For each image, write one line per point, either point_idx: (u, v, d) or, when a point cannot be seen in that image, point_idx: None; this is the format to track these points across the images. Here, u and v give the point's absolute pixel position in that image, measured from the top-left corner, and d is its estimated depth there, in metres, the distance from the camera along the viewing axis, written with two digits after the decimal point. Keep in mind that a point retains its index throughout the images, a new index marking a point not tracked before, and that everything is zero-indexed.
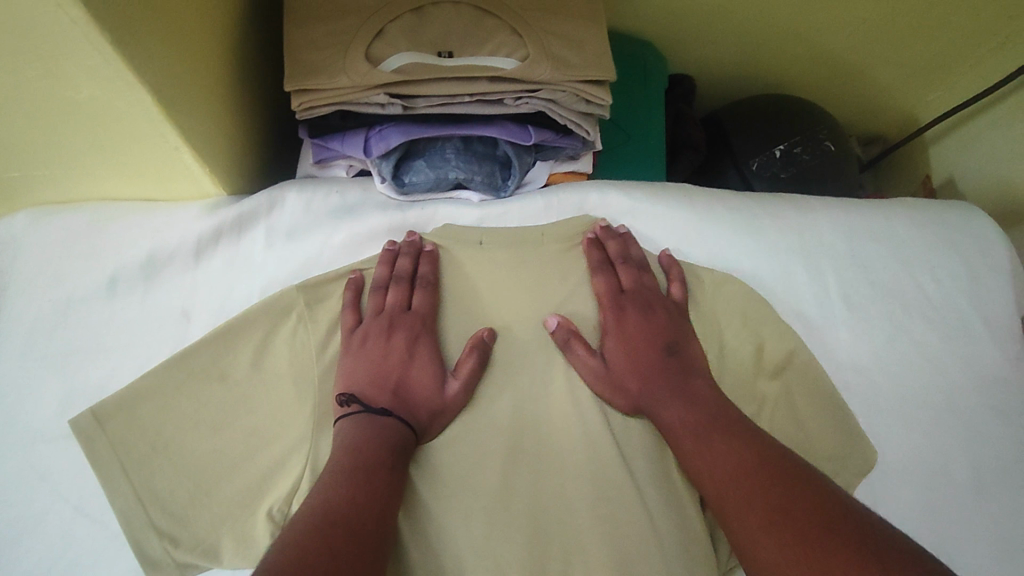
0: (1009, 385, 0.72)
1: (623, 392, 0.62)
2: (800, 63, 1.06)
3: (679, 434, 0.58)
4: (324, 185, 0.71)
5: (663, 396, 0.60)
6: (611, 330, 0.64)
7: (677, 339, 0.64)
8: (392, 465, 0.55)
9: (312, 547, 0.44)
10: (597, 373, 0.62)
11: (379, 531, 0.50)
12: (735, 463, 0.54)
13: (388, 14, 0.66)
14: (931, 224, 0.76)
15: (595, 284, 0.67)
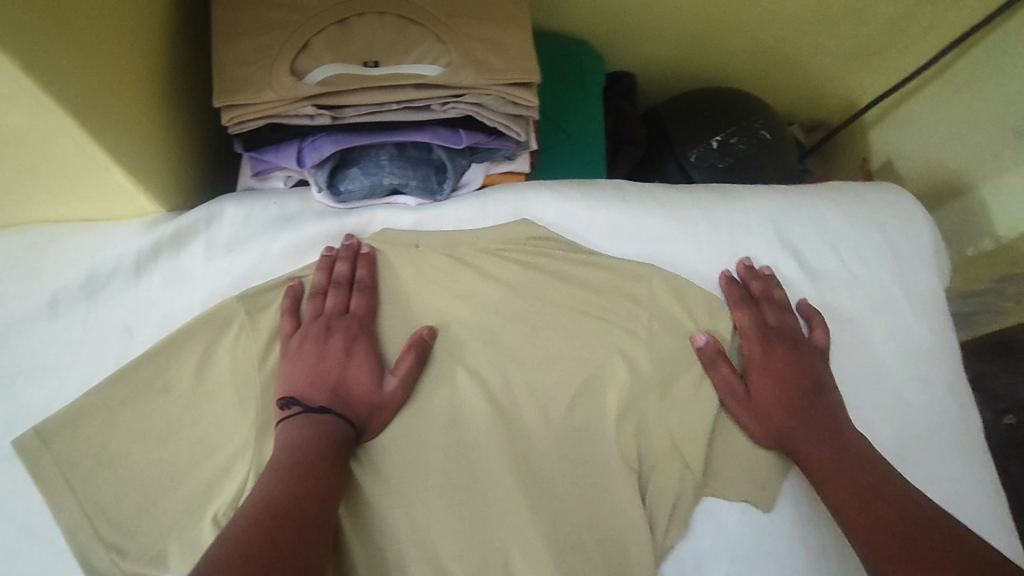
0: (933, 356, 0.75)
1: (765, 420, 0.66)
2: (737, 57, 1.08)
3: (823, 472, 0.62)
4: (261, 196, 0.73)
5: (806, 429, 0.64)
6: (756, 362, 0.68)
7: (818, 378, 0.68)
8: (333, 460, 0.56)
9: (253, 540, 0.47)
10: (741, 401, 0.66)
11: (322, 524, 0.52)
12: (883, 508, 0.57)
13: (314, 27, 0.68)
14: (855, 206, 0.79)
15: (739, 315, 0.71)
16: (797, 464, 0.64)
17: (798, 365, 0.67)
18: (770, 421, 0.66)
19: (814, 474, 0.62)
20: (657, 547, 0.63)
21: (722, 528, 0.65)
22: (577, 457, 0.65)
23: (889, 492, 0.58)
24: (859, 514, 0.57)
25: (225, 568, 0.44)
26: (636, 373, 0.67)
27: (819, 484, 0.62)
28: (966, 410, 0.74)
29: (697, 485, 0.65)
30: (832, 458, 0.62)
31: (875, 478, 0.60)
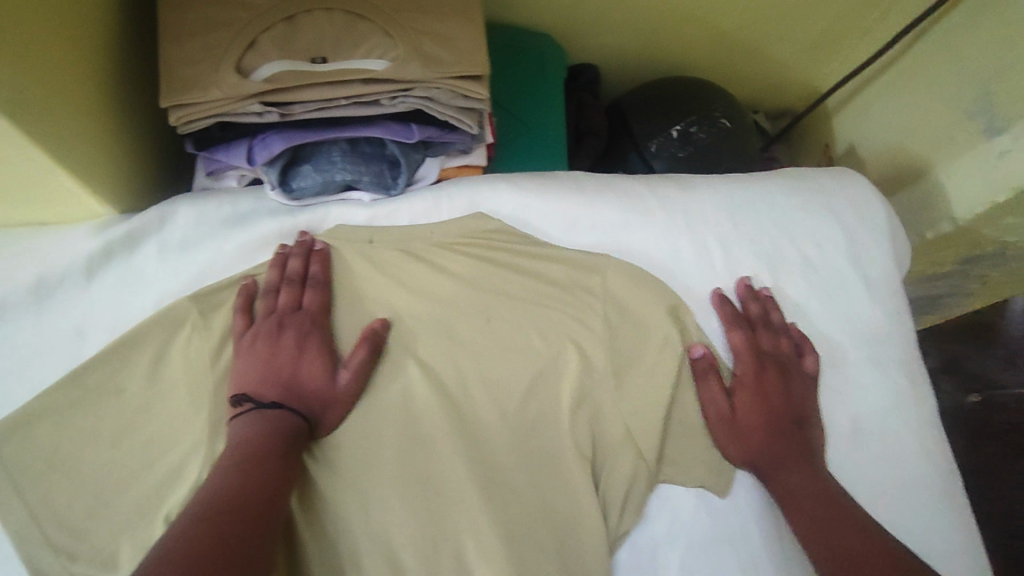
0: (888, 338, 0.75)
1: (748, 443, 0.66)
2: (700, 46, 1.09)
3: (799, 503, 0.63)
4: (215, 196, 0.72)
5: (782, 456, 0.65)
6: (745, 384, 0.69)
7: (803, 408, 0.69)
8: (284, 452, 0.56)
9: (194, 535, 0.47)
10: (725, 421, 0.67)
11: (269, 518, 0.51)
12: (858, 550, 0.57)
13: (261, 25, 0.67)
14: (811, 191, 0.79)
15: (732, 336, 0.71)
16: (767, 489, 0.66)
17: (787, 393, 0.68)
18: (752, 443, 0.66)
19: (789, 505, 0.63)
20: (610, 530, 0.64)
21: (675, 513, 0.66)
22: (532, 447, 0.65)
23: (866, 533, 0.59)
24: (831, 554, 0.58)
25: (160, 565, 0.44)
26: (592, 363, 0.68)
27: (793, 514, 0.63)
28: (922, 391, 0.74)
29: (650, 471, 0.66)
30: (808, 493, 0.63)
31: (854, 519, 0.60)
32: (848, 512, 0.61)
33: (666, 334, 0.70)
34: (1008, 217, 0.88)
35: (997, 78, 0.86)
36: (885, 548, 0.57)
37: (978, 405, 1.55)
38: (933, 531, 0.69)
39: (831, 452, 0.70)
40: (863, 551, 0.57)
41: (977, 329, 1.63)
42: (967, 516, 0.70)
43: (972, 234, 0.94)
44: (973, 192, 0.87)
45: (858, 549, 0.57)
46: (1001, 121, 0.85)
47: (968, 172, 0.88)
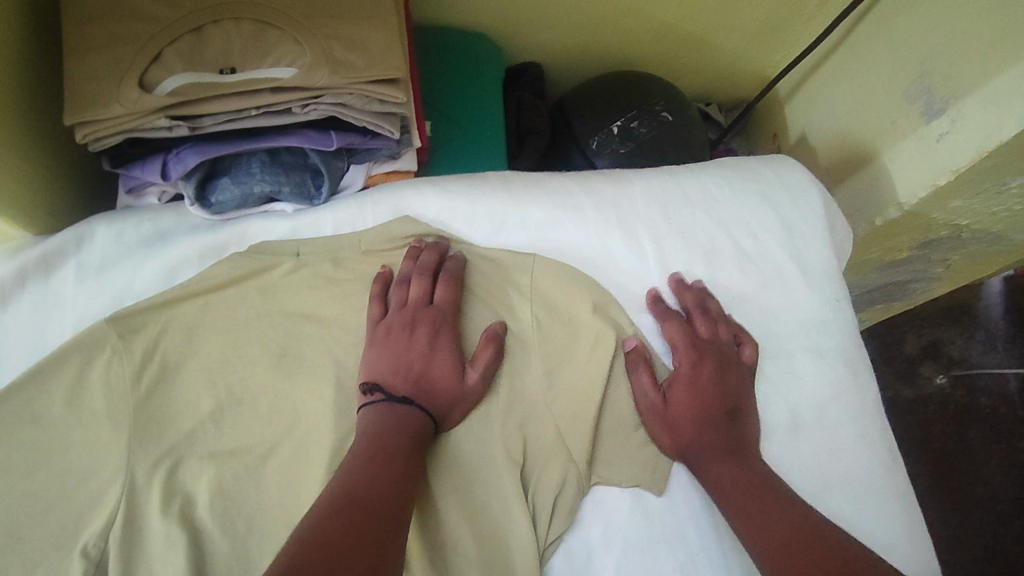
0: (824, 326, 0.75)
1: (679, 437, 0.65)
2: (642, 39, 1.08)
3: (732, 498, 0.61)
4: (134, 215, 0.71)
5: (717, 448, 0.64)
6: (678, 377, 0.67)
7: (741, 398, 0.67)
8: (412, 451, 0.58)
9: (335, 525, 0.48)
10: (658, 417, 0.66)
11: (402, 520, 0.52)
12: (791, 544, 0.55)
13: (166, 37, 0.65)
14: (743, 181, 0.79)
15: (669, 329, 0.69)
16: (702, 483, 0.64)
17: (724, 384, 0.67)
18: (683, 438, 0.65)
19: (722, 500, 0.61)
20: (544, 536, 0.63)
21: (610, 516, 0.65)
22: (462, 455, 0.64)
23: (799, 526, 0.57)
24: (768, 551, 0.56)
25: (305, 551, 0.45)
26: (523, 366, 0.68)
27: (727, 510, 0.61)
28: (861, 379, 0.73)
29: (582, 473, 0.65)
30: (739, 487, 0.61)
31: (787, 511, 0.58)
32: (786, 503, 0.59)
33: (599, 335, 0.68)
34: (954, 199, 0.87)
35: (934, 59, 0.85)
36: (818, 540, 0.55)
37: (951, 387, 1.54)
38: (879, 521, 0.67)
39: (768, 445, 0.69)
40: (797, 543, 0.55)
41: (953, 312, 1.61)
42: (913, 506, 0.69)
43: (921, 218, 0.92)
44: (916, 173, 0.86)
45: (791, 541, 0.56)
46: (938, 102, 0.83)
47: (911, 154, 0.87)
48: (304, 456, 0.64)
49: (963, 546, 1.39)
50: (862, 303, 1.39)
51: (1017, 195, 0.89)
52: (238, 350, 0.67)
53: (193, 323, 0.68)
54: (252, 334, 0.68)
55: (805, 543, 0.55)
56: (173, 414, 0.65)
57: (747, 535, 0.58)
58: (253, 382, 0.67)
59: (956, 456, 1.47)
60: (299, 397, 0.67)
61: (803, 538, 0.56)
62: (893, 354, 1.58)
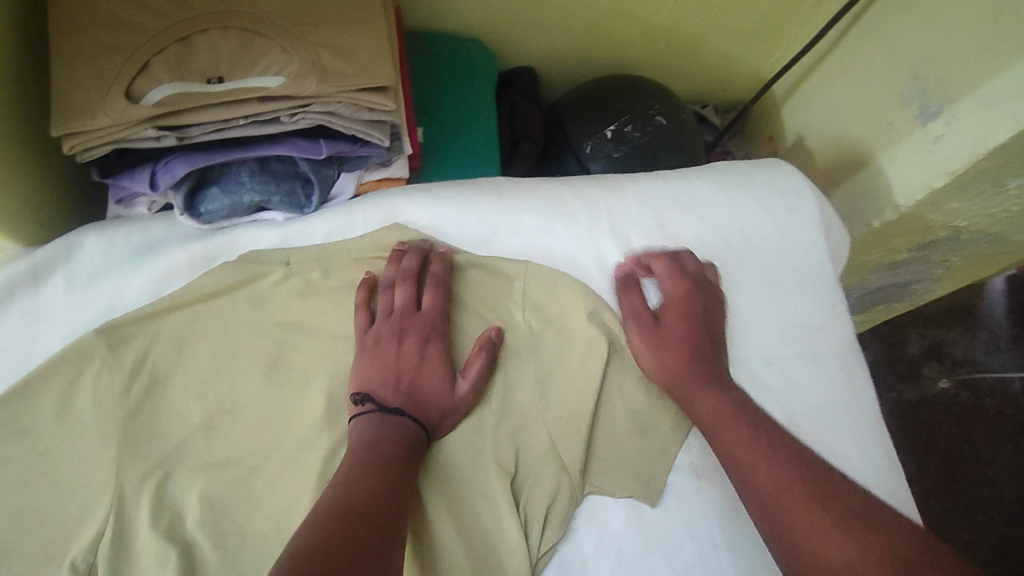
0: (819, 332, 0.74)
1: (667, 356, 0.66)
2: (636, 43, 1.07)
3: (719, 422, 0.62)
4: (123, 224, 0.71)
5: (705, 378, 0.65)
6: (670, 304, 0.69)
7: (720, 334, 0.69)
8: (406, 461, 0.57)
9: (337, 531, 0.48)
10: (647, 337, 0.67)
11: (400, 527, 0.52)
12: (780, 466, 0.57)
13: (153, 47, 0.65)
14: (738, 185, 0.78)
15: (659, 263, 0.71)
16: (687, 410, 0.65)
17: (709, 318, 0.69)
18: (674, 356, 0.66)
19: (708, 427, 0.62)
20: (537, 547, 0.62)
21: (604, 526, 0.64)
22: (454, 465, 0.64)
23: (787, 450, 0.58)
24: (756, 471, 0.57)
25: (310, 555, 0.45)
26: (515, 374, 0.67)
27: (712, 436, 0.62)
28: (857, 385, 0.73)
29: (575, 483, 0.64)
30: (726, 411, 0.62)
31: (774, 436, 0.60)
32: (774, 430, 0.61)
33: (592, 342, 0.68)
34: (951, 200, 0.86)
35: (929, 60, 0.84)
36: (805, 464, 0.57)
37: (955, 390, 1.52)
38: None
39: None
40: (786, 465, 0.57)
41: (955, 313, 1.60)
42: (912, 514, 0.68)
43: (919, 220, 0.92)
44: (912, 176, 0.85)
45: (782, 463, 0.57)
46: (933, 104, 0.83)
47: (907, 156, 0.86)
48: (294, 467, 0.64)
49: (970, 549, 1.37)
50: (862, 305, 1.38)
51: (1016, 196, 0.88)
52: (228, 361, 0.67)
53: (183, 334, 0.67)
54: (243, 344, 0.67)
55: (795, 466, 0.57)
56: (163, 427, 0.64)
57: (741, 462, 0.59)
58: (243, 393, 0.66)
59: (961, 458, 1.46)
60: (290, 408, 0.66)
61: (802, 467, 0.57)
62: (897, 355, 1.56)
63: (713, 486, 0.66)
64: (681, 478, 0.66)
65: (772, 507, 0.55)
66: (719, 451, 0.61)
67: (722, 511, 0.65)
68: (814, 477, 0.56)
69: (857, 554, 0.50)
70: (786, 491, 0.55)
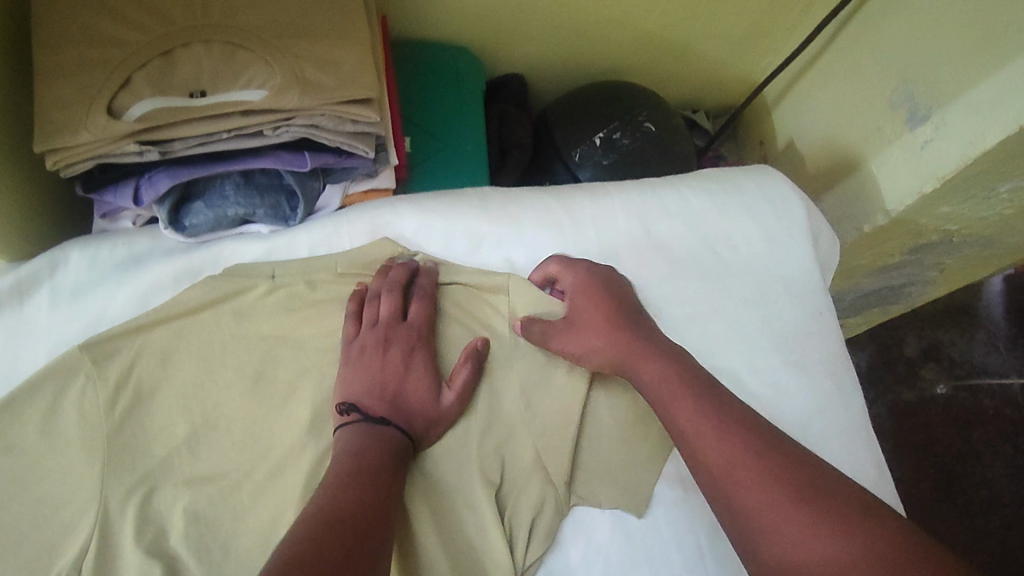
0: (808, 340, 0.74)
1: (603, 340, 0.65)
2: (625, 49, 1.07)
3: (664, 395, 0.61)
4: (108, 238, 0.71)
5: (635, 355, 0.64)
6: (580, 293, 0.68)
7: (639, 309, 0.69)
8: (394, 471, 0.57)
9: (327, 540, 0.47)
10: (575, 332, 0.66)
11: (388, 537, 0.52)
12: (730, 440, 0.56)
13: (135, 62, 0.65)
14: (724, 193, 0.78)
15: (552, 267, 0.71)
16: (638, 387, 0.63)
17: (621, 297, 0.68)
18: (601, 341, 0.65)
19: (655, 402, 0.61)
20: (523, 560, 0.62)
21: (591, 537, 0.64)
22: (440, 478, 0.63)
23: (736, 421, 0.57)
24: (705, 447, 0.56)
25: (300, 561, 0.45)
26: (501, 386, 0.67)
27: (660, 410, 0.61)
28: (846, 392, 0.72)
29: (561, 495, 0.64)
30: (672, 383, 0.61)
31: (723, 407, 0.59)
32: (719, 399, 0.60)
33: None
34: (942, 204, 0.85)
35: (917, 64, 0.84)
36: (754, 434, 0.56)
37: (954, 393, 1.51)
38: None
39: None
40: (735, 439, 0.56)
41: (953, 314, 1.59)
42: None
43: (910, 225, 0.91)
44: (902, 181, 0.84)
45: (727, 437, 0.56)
46: (922, 109, 0.82)
47: (896, 161, 0.85)
48: (279, 481, 0.64)
49: (971, 552, 1.36)
50: (856, 308, 1.38)
51: (1007, 199, 0.87)
52: (214, 375, 0.67)
53: (168, 349, 0.67)
54: (228, 358, 0.67)
55: (744, 437, 0.56)
56: (147, 442, 0.64)
57: (691, 439, 0.58)
58: (228, 407, 0.66)
59: (960, 460, 1.45)
60: (275, 421, 0.66)
61: (751, 440, 0.56)
62: (895, 357, 1.55)
63: (701, 497, 0.66)
64: (668, 489, 0.66)
65: (723, 484, 0.55)
66: (668, 426, 0.60)
67: (709, 522, 0.65)
68: (765, 449, 0.55)
69: (809, 527, 0.50)
70: (738, 467, 0.54)
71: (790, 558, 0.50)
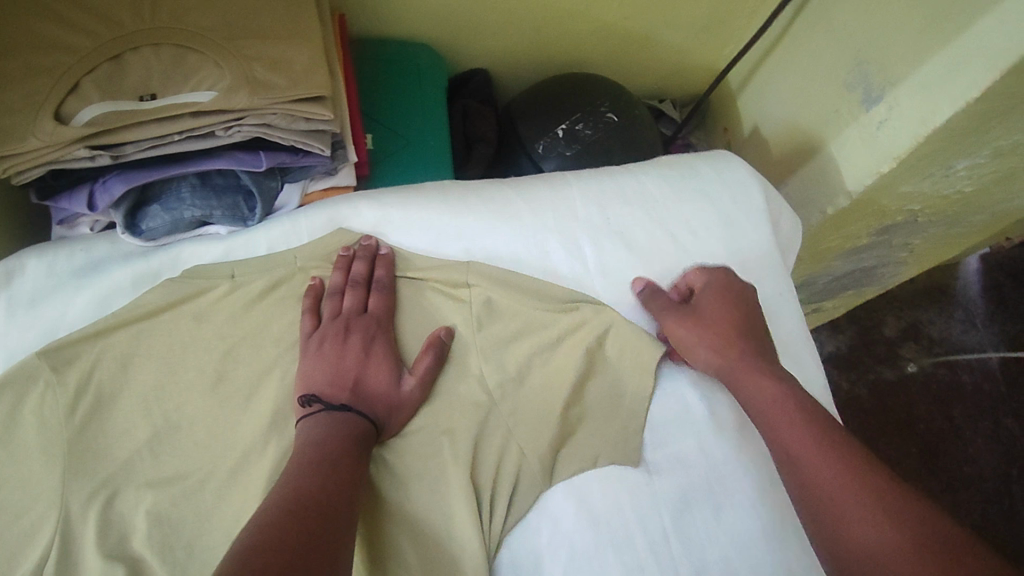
0: (768, 320, 0.75)
1: (720, 344, 0.67)
2: (587, 40, 1.07)
3: (761, 396, 0.63)
4: (66, 245, 0.71)
5: (743, 367, 0.65)
6: (712, 292, 0.70)
7: (750, 321, 0.69)
8: (357, 456, 0.57)
9: (288, 528, 0.48)
10: (694, 329, 0.68)
11: (351, 523, 0.52)
12: (823, 441, 0.58)
13: (83, 67, 0.64)
14: (682, 178, 0.78)
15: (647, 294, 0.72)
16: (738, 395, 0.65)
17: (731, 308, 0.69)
18: (717, 344, 0.67)
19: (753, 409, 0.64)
20: (488, 550, 0.62)
21: (555, 523, 0.64)
22: (403, 469, 0.64)
23: (832, 428, 0.59)
24: (798, 444, 0.59)
25: (259, 550, 0.45)
26: (464, 379, 0.67)
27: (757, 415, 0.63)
28: (804, 373, 0.73)
29: (524, 481, 0.65)
30: (778, 393, 0.63)
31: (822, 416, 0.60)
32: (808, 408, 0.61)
33: (538, 343, 0.68)
34: (902, 183, 0.86)
35: (870, 44, 0.84)
36: (850, 444, 0.58)
37: (934, 368, 1.53)
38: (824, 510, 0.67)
39: (715, 445, 0.68)
40: (830, 443, 0.58)
41: (931, 293, 1.60)
42: None
43: (874, 205, 0.91)
44: (860, 162, 0.85)
45: (813, 438, 0.58)
46: (876, 89, 0.83)
47: (853, 142, 0.86)
48: (242, 479, 0.64)
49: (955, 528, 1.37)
50: (830, 291, 1.36)
51: (966, 176, 0.88)
52: (175, 377, 0.67)
53: (128, 352, 0.67)
54: (189, 359, 0.67)
55: (827, 441, 0.58)
56: (109, 446, 0.64)
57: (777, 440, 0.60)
58: (189, 409, 0.66)
59: (942, 438, 1.46)
60: (237, 421, 0.66)
61: (835, 445, 0.57)
62: (875, 338, 1.55)
63: (664, 480, 0.66)
64: (632, 472, 0.66)
65: (804, 480, 0.57)
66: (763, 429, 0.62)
67: (673, 504, 0.65)
68: (852, 454, 0.57)
69: (883, 527, 0.52)
70: (818, 467, 0.57)
71: (857, 548, 0.52)
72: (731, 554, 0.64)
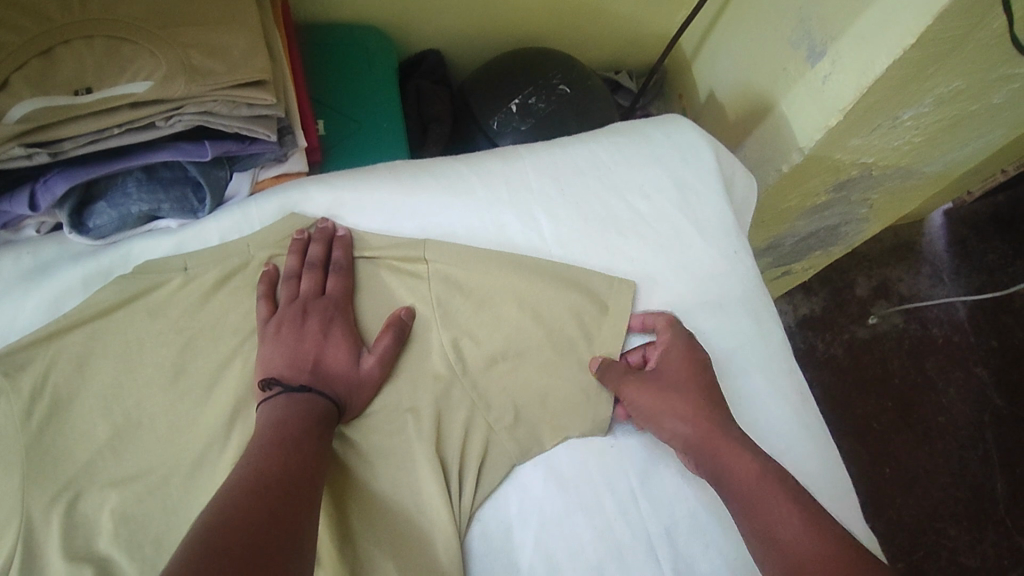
0: (724, 279, 0.75)
1: (685, 412, 0.63)
2: (537, 13, 1.07)
3: (715, 432, 0.62)
4: (12, 248, 0.70)
5: (699, 434, 0.62)
6: (679, 358, 0.66)
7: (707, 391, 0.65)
8: (319, 434, 0.58)
9: (249, 508, 0.48)
10: (660, 395, 0.64)
11: (312, 500, 0.53)
12: (778, 481, 0.58)
13: (11, 63, 0.61)
14: (633, 145, 0.79)
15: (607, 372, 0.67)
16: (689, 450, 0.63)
17: (689, 383, 0.65)
18: (679, 418, 0.63)
19: (713, 450, 0.61)
20: (460, 521, 0.63)
21: (526, 490, 0.65)
22: (371, 449, 0.64)
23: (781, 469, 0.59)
24: (756, 485, 0.58)
25: (218, 530, 0.45)
26: (428, 355, 0.68)
27: (708, 449, 0.61)
28: (764, 327, 0.74)
29: (491, 453, 0.65)
30: (732, 436, 0.61)
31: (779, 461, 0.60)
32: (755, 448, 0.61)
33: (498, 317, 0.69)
34: (851, 137, 0.87)
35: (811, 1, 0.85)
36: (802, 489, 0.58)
37: (905, 322, 1.54)
38: (790, 458, 0.69)
39: None
40: (785, 486, 0.57)
41: (899, 250, 1.61)
42: (823, 442, 0.71)
43: (827, 161, 0.91)
44: (810, 119, 0.86)
45: (763, 470, 0.59)
46: (819, 45, 0.84)
47: (803, 100, 0.87)
48: (209, 471, 0.64)
49: (932, 477, 1.40)
50: (795, 255, 1.35)
51: (913, 126, 0.89)
52: (132, 374, 0.66)
53: (81, 353, 0.66)
54: (145, 356, 0.67)
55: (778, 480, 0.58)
56: (69, 448, 0.64)
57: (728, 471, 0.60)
58: (149, 404, 0.65)
59: (916, 389, 1.48)
60: (198, 414, 0.65)
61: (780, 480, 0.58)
62: (848, 297, 1.56)
63: (631, 442, 0.68)
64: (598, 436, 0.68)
65: (756, 511, 0.57)
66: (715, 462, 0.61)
67: (640, 465, 0.67)
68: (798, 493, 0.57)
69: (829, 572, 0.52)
70: (770, 497, 0.57)
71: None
72: (699, 509, 0.65)
